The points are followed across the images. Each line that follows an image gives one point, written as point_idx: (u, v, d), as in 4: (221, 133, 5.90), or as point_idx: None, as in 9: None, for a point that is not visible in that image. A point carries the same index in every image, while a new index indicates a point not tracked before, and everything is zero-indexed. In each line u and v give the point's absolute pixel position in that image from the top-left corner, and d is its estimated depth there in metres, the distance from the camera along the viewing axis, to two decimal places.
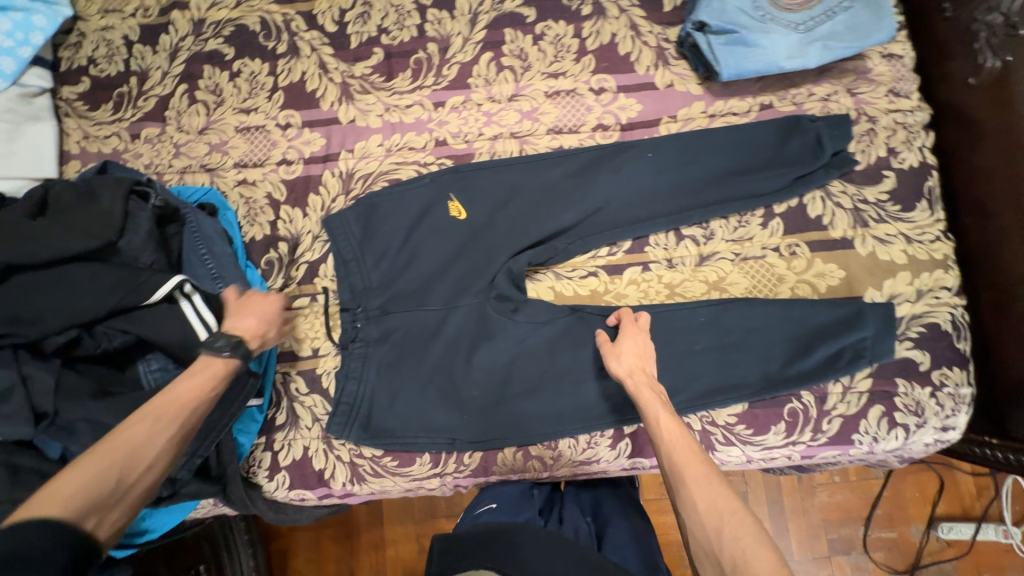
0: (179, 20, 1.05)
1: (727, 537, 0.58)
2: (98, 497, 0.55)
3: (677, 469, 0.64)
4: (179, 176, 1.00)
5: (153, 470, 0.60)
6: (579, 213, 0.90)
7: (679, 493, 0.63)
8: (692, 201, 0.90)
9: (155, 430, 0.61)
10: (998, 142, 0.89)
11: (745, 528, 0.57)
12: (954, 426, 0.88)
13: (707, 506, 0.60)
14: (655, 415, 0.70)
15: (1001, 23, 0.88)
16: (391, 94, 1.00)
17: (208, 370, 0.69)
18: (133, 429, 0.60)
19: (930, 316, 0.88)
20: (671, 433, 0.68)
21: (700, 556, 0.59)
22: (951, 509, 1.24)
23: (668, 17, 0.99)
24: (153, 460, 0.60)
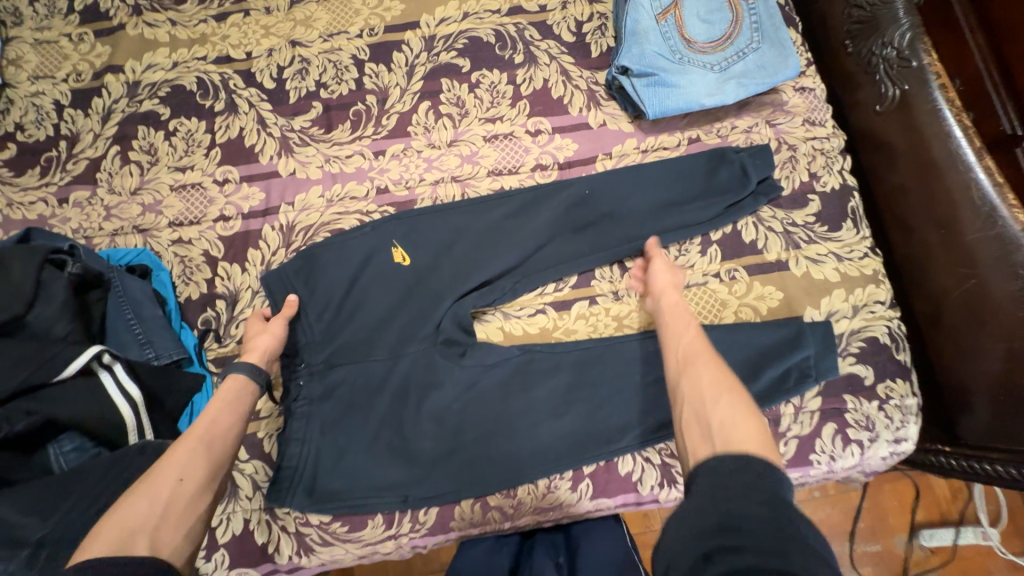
0: (113, 83, 1.04)
1: (720, 407, 0.63)
2: (141, 521, 0.60)
3: (687, 358, 0.71)
4: (110, 239, 0.96)
5: (187, 482, 0.66)
6: (523, 252, 0.91)
7: (682, 378, 0.69)
8: (633, 234, 0.92)
9: (171, 463, 0.67)
10: (910, 163, 0.95)
11: (738, 403, 0.63)
12: (906, 437, 0.88)
13: (707, 386, 0.66)
14: (677, 321, 0.78)
15: (895, 56, 0.95)
16: (331, 145, 1.00)
17: (210, 406, 0.76)
18: (155, 470, 0.66)
19: (868, 331, 0.91)
20: (688, 335, 0.75)
21: (686, 425, 0.65)
22: (930, 515, 1.23)
23: (596, 62, 1.04)
24: (182, 475, 0.66)
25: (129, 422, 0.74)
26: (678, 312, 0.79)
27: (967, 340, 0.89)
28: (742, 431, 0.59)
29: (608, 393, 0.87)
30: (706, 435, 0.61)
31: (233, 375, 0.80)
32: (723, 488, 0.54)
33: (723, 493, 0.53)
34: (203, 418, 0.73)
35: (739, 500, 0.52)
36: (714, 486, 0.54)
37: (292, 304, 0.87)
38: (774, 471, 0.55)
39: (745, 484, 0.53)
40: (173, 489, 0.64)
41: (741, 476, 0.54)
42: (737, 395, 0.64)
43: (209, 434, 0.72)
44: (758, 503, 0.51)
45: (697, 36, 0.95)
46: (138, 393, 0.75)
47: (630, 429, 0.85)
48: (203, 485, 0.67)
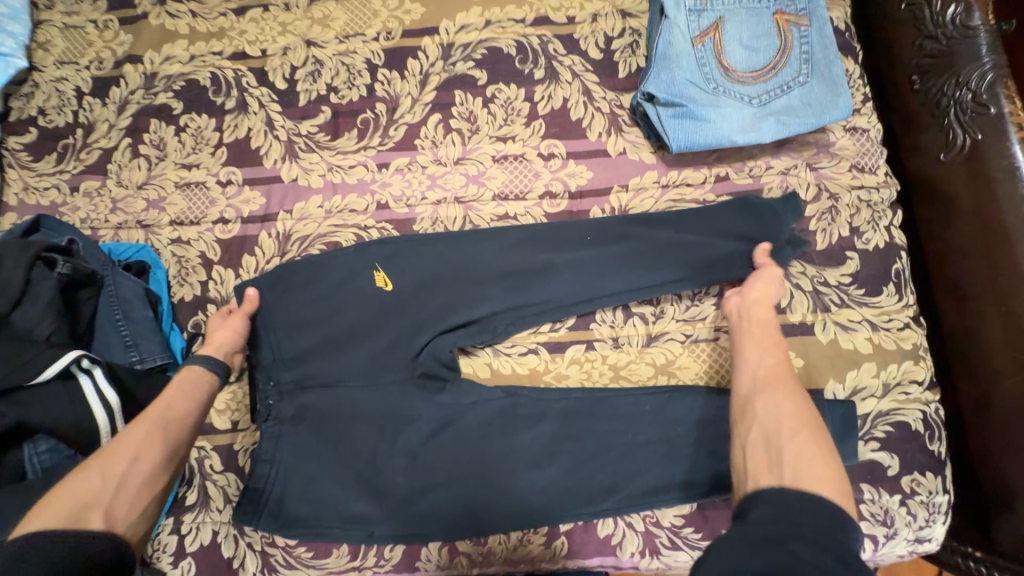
0: (131, 73, 1.04)
1: (792, 437, 0.59)
2: (92, 498, 0.61)
3: (766, 378, 0.66)
4: (114, 232, 0.97)
5: (140, 462, 0.67)
6: (510, 289, 0.84)
7: (755, 399, 0.65)
8: (637, 277, 0.82)
9: (128, 443, 0.68)
10: (972, 224, 0.82)
11: (812, 439, 0.58)
12: (929, 537, 0.79)
13: (783, 413, 0.62)
14: (762, 336, 0.72)
15: (970, 99, 0.83)
16: (335, 154, 0.97)
17: (173, 388, 0.76)
18: (110, 448, 0.67)
19: (897, 415, 0.82)
20: (769, 352, 0.70)
21: (752, 447, 0.60)
22: None
23: (623, 83, 0.96)
24: (136, 455, 0.67)
25: (103, 428, 0.74)
26: (766, 322, 0.74)
27: (1014, 438, 0.76)
28: (814, 467, 0.55)
29: (594, 450, 0.81)
30: (773, 462, 0.57)
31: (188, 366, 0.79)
32: (779, 518, 0.50)
33: (782, 531, 0.48)
34: (163, 401, 0.74)
35: (800, 541, 0.47)
36: (772, 513, 0.51)
37: (250, 299, 0.87)
38: (838, 516, 0.51)
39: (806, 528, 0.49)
40: (127, 467, 0.66)
41: (805, 513, 0.51)
42: (813, 430, 0.60)
43: (169, 415, 0.72)
44: (816, 546, 0.47)
45: (737, 65, 0.86)
46: (115, 400, 0.76)
47: (614, 490, 0.79)
48: (157, 468, 0.68)
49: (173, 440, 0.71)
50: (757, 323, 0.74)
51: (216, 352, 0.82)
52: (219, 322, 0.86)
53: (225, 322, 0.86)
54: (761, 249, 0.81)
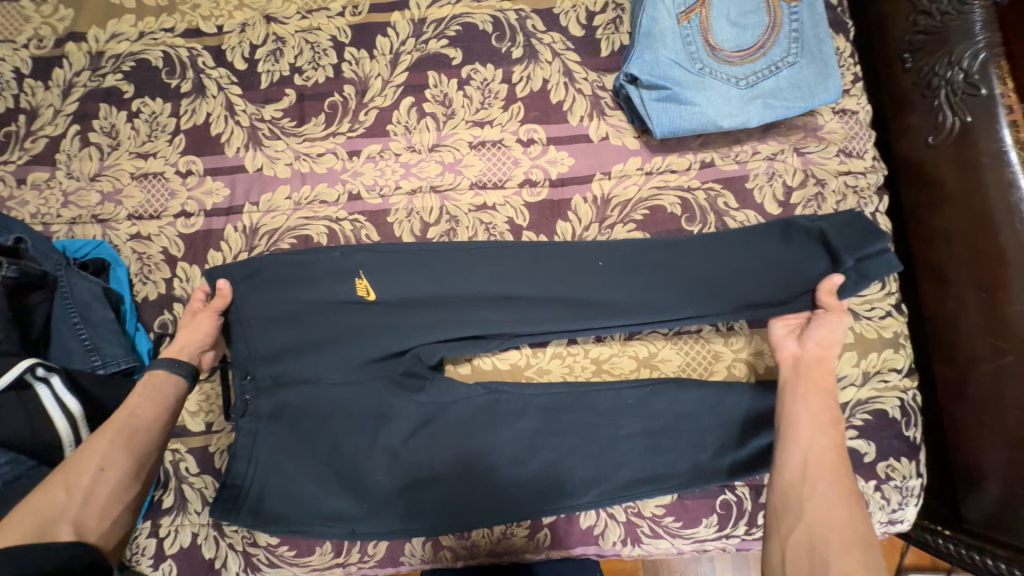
0: (75, 53, 0.96)
1: (839, 553, 0.56)
2: (60, 511, 0.60)
3: (815, 470, 0.63)
4: (68, 227, 0.91)
5: (107, 470, 0.65)
6: (511, 312, 0.80)
7: (805, 497, 0.61)
8: (648, 301, 0.78)
9: (95, 450, 0.66)
10: (958, 208, 0.80)
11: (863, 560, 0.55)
12: (901, 519, 0.82)
13: (835, 523, 0.58)
14: (817, 414, 0.67)
15: (962, 80, 0.80)
16: (302, 141, 0.91)
17: (138, 392, 0.73)
18: (74, 458, 0.65)
19: (876, 403, 0.83)
20: (823, 439, 0.65)
21: (796, 553, 0.58)
22: (919, 557, 1.11)
23: (605, 63, 0.91)
24: (101, 465, 0.65)
25: (65, 439, 0.72)
26: (820, 393, 0.69)
27: (986, 423, 0.77)
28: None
29: (576, 443, 0.80)
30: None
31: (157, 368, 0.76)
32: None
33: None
34: (131, 404, 0.71)
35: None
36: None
37: (222, 294, 0.81)
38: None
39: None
40: (93, 477, 0.64)
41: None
42: (863, 546, 0.57)
43: (139, 418, 0.70)
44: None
45: (724, 43, 0.82)
46: (76, 407, 0.73)
47: (596, 483, 0.79)
48: (125, 475, 0.66)
49: (142, 445, 0.69)
50: (812, 399, 0.68)
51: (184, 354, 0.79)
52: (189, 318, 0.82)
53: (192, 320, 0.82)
54: (823, 291, 0.73)
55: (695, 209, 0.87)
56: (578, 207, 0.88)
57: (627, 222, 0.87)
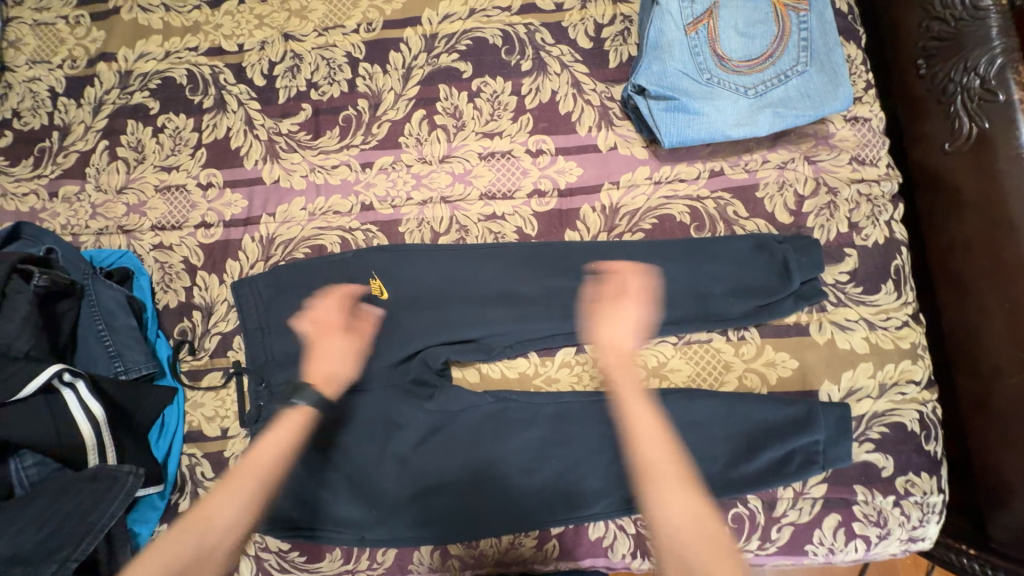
0: (105, 72, 1.00)
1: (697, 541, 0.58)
2: (183, 563, 0.62)
3: (653, 466, 0.62)
4: (95, 238, 0.95)
5: (235, 529, 0.66)
6: (508, 315, 0.83)
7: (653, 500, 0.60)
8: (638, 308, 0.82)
9: (228, 502, 0.67)
10: (978, 214, 0.78)
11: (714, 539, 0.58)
12: (922, 536, 0.79)
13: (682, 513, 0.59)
14: (636, 403, 0.67)
15: (978, 86, 0.78)
16: (317, 153, 0.94)
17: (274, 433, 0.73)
18: (209, 507, 0.66)
19: (894, 415, 0.81)
20: (647, 424, 0.66)
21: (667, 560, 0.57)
22: None
23: (613, 74, 0.92)
24: (230, 522, 0.66)
25: (89, 440, 0.75)
26: (632, 381, 0.70)
27: (1012, 438, 0.74)
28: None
29: (585, 453, 0.80)
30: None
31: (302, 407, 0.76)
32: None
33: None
34: (264, 454, 0.72)
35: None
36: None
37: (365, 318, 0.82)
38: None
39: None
40: (221, 535, 0.65)
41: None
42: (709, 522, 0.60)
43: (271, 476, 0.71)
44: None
45: (732, 53, 0.82)
46: (99, 411, 0.76)
47: (606, 494, 0.78)
48: (241, 538, 0.67)
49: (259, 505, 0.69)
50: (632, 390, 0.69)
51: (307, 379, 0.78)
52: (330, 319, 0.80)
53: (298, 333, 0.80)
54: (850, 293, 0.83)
55: (704, 219, 0.87)
56: (586, 217, 0.88)
57: (635, 231, 0.87)
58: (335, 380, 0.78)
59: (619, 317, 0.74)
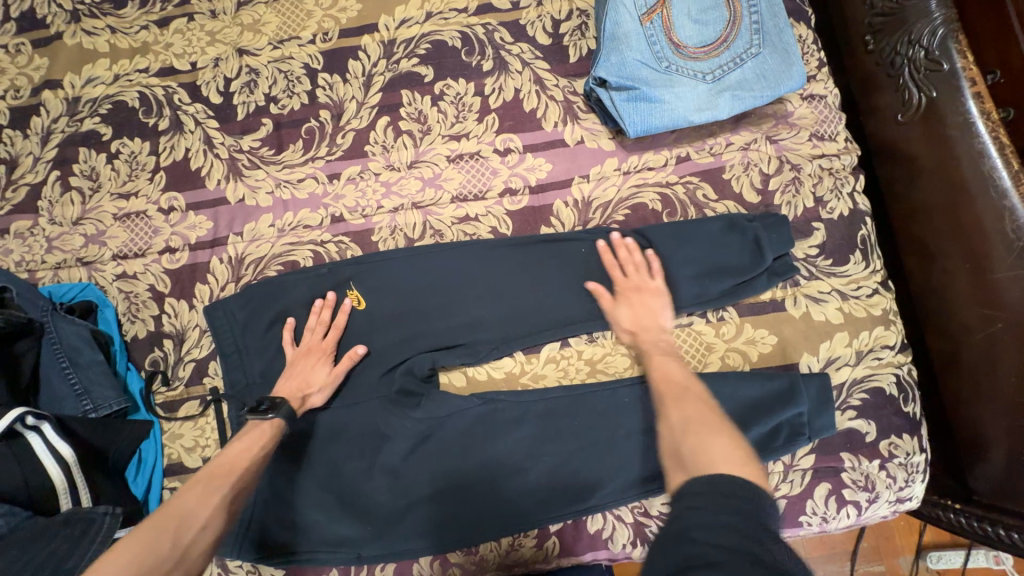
0: (51, 100, 0.97)
1: (708, 440, 0.56)
2: (157, 562, 0.55)
3: (672, 397, 0.66)
4: (53, 273, 0.91)
5: (208, 531, 0.61)
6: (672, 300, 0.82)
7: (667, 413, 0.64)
8: (627, 296, 0.81)
9: (200, 505, 0.62)
10: (935, 179, 0.80)
11: (729, 441, 0.56)
12: (910, 496, 0.81)
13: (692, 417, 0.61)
14: (662, 362, 0.74)
15: (923, 57, 0.81)
16: (282, 168, 0.92)
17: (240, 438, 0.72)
18: (180, 510, 0.60)
19: (873, 381, 0.83)
20: (676, 376, 0.71)
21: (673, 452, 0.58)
22: (938, 534, 1.11)
23: (574, 68, 0.92)
24: (205, 523, 0.61)
25: (59, 485, 0.71)
26: (664, 350, 0.77)
27: (986, 391, 0.77)
28: (737, 468, 0.52)
29: (577, 447, 0.80)
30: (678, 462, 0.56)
31: (276, 416, 0.74)
32: (696, 523, 0.46)
33: (699, 551, 0.43)
34: (235, 459, 0.69)
35: (708, 527, 0.45)
36: (686, 519, 0.47)
37: (354, 355, 0.80)
38: (760, 499, 0.49)
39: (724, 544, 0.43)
40: (194, 535, 0.59)
41: (726, 514, 0.46)
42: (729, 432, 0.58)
43: (245, 479, 0.67)
44: (733, 530, 0.44)
45: (687, 40, 0.83)
46: (68, 451, 0.72)
47: (601, 485, 0.78)
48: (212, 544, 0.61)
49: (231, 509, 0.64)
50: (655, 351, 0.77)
51: (280, 395, 0.77)
52: (321, 338, 0.81)
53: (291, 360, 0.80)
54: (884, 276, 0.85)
55: (675, 204, 0.88)
56: (560, 212, 0.88)
57: (609, 222, 0.88)
58: (308, 403, 0.78)
59: (641, 302, 0.81)
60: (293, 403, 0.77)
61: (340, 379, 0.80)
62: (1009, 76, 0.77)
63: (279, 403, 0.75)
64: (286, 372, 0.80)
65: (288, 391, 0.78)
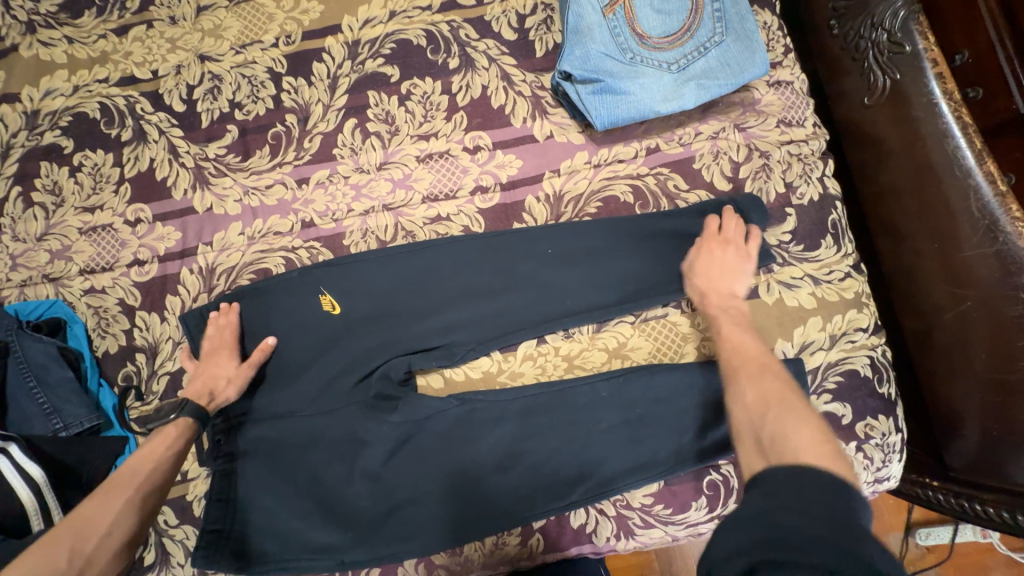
0: (10, 114, 0.94)
1: (792, 427, 0.57)
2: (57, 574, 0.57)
3: (750, 375, 0.67)
4: (20, 290, 0.89)
5: (112, 538, 0.62)
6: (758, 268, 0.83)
7: (738, 394, 0.66)
8: (708, 246, 0.81)
9: (102, 510, 0.63)
10: (902, 161, 0.81)
11: (815, 430, 0.56)
12: (888, 476, 0.82)
13: (770, 400, 0.62)
14: (733, 331, 0.75)
15: (885, 39, 0.81)
16: (249, 175, 0.91)
17: (155, 436, 0.73)
18: (82, 518, 0.62)
19: (847, 363, 0.83)
20: (748, 350, 0.71)
21: (753, 439, 0.59)
22: (926, 511, 1.13)
23: (541, 63, 0.92)
24: (111, 528, 0.62)
25: (29, 506, 0.70)
26: (739, 319, 0.77)
27: (959, 368, 0.77)
28: (820, 458, 0.53)
29: (558, 442, 0.79)
30: (758, 449, 0.58)
31: (180, 417, 0.75)
32: (776, 507, 0.47)
33: (774, 531, 0.44)
34: (143, 460, 0.70)
35: (790, 512, 0.46)
36: (767, 502, 0.48)
37: (264, 347, 0.82)
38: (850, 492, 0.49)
39: (803, 530, 0.44)
40: (97, 544, 0.61)
41: (811, 503, 0.47)
42: (817, 424, 0.58)
43: (152, 479, 0.68)
44: (816, 519, 0.45)
45: (651, 31, 0.83)
46: (38, 474, 0.71)
47: (582, 480, 0.78)
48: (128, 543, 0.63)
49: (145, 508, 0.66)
50: (726, 326, 0.76)
51: (187, 396, 0.78)
52: (216, 337, 0.82)
53: (238, 372, 0.80)
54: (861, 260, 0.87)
55: (647, 196, 0.87)
56: (532, 208, 0.88)
57: (582, 216, 0.88)
58: (216, 399, 0.78)
59: (719, 259, 0.81)
60: (200, 401, 0.77)
61: (249, 373, 0.81)
62: (977, 57, 0.74)
63: (184, 404, 0.77)
64: (194, 377, 0.80)
65: (195, 391, 0.78)
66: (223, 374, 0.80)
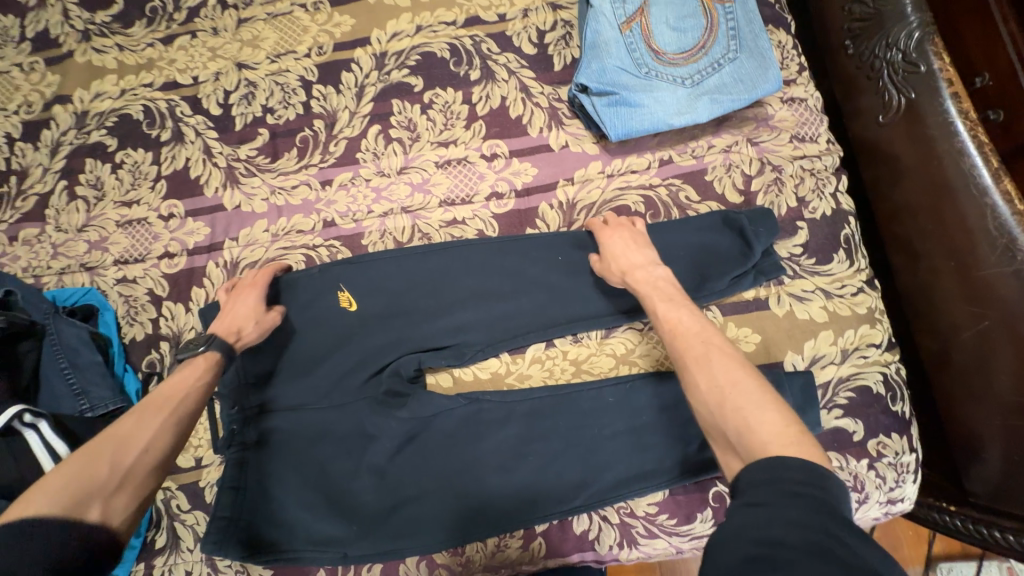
0: (61, 114, 1.01)
1: (754, 417, 0.55)
2: (99, 484, 0.57)
3: (696, 360, 0.63)
4: (58, 277, 0.94)
5: (151, 454, 0.63)
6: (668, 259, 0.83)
7: (689, 381, 0.62)
8: (606, 233, 0.83)
9: (141, 427, 0.64)
10: (916, 178, 0.81)
11: (778, 416, 0.54)
12: (901, 497, 0.80)
13: (723, 385, 0.59)
14: (669, 311, 0.70)
15: (900, 60, 0.82)
16: (276, 175, 0.95)
17: (189, 364, 0.74)
18: (123, 432, 0.63)
19: (859, 379, 0.82)
20: (686, 327, 0.68)
21: (722, 432, 0.57)
22: (948, 545, 1.09)
23: (559, 76, 0.95)
24: (149, 445, 0.63)
25: None
26: (670, 295, 0.73)
27: (977, 389, 0.76)
28: (790, 449, 0.51)
29: (563, 446, 0.80)
30: (726, 442, 0.56)
31: (208, 350, 0.76)
32: (755, 521, 0.44)
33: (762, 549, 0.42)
34: (176, 385, 0.70)
35: (776, 522, 0.44)
36: (750, 514, 0.45)
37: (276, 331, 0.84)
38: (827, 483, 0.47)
39: (790, 543, 0.42)
40: (138, 457, 0.62)
41: (794, 509, 0.45)
42: (775, 403, 0.56)
43: (183, 405, 0.69)
44: (800, 526, 0.43)
45: (667, 46, 0.86)
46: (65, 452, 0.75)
47: (585, 487, 0.78)
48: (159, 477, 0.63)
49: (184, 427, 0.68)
50: (660, 305, 0.72)
51: (214, 331, 0.79)
52: (253, 276, 0.86)
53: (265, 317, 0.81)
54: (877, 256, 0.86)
55: (659, 206, 0.89)
56: (545, 214, 0.90)
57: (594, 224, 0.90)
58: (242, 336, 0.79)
59: (620, 240, 0.81)
60: (226, 338, 0.78)
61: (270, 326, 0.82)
62: (997, 80, 0.74)
63: (211, 339, 0.77)
64: (222, 312, 0.82)
65: (222, 330, 0.79)
66: (253, 309, 0.81)
